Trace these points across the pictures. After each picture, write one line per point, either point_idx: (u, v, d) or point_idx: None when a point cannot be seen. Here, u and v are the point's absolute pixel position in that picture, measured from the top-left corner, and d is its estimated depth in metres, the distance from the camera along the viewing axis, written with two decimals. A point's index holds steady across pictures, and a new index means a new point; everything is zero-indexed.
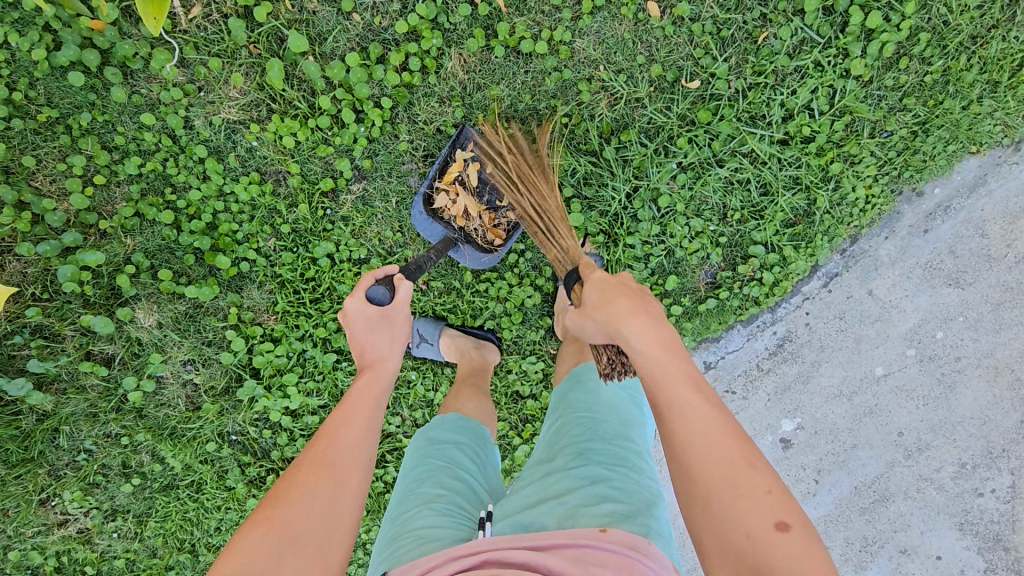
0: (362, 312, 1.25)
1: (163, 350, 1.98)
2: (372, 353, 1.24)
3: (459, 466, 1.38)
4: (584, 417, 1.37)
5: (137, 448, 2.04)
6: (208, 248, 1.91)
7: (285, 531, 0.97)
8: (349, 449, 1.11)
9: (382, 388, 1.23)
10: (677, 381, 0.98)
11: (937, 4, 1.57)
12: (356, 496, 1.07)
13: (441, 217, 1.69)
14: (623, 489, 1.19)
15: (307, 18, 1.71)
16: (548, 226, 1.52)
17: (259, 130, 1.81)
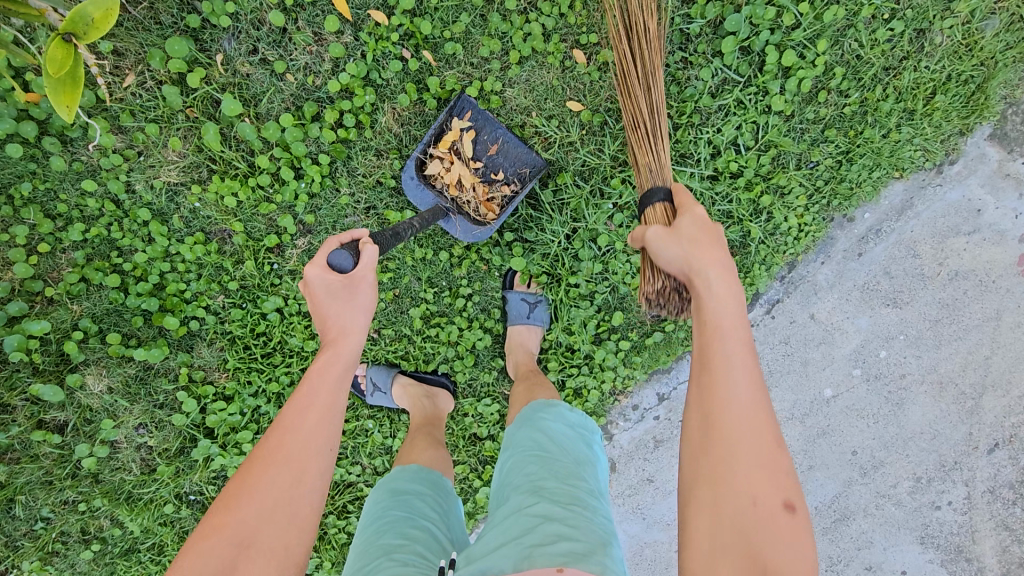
0: (320, 285, 1.11)
1: (115, 415, 1.96)
2: (333, 327, 1.12)
3: (419, 516, 1.31)
4: (537, 455, 1.29)
5: (95, 513, 2.01)
6: (156, 309, 1.91)
7: (238, 533, 0.94)
8: (307, 439, 1.02)
9: (347, 367, 1.12)
10: (733, 336, 0.96)
11: (848, 40, 1.62)
12: (314, 489, 1.01)
13: (433, 184, 1.67)
14: (579, 527, 1.10)
15: (241, 81, 1.73)
16: (654, 130, 1.41)
17: (201, 191, 1.83)
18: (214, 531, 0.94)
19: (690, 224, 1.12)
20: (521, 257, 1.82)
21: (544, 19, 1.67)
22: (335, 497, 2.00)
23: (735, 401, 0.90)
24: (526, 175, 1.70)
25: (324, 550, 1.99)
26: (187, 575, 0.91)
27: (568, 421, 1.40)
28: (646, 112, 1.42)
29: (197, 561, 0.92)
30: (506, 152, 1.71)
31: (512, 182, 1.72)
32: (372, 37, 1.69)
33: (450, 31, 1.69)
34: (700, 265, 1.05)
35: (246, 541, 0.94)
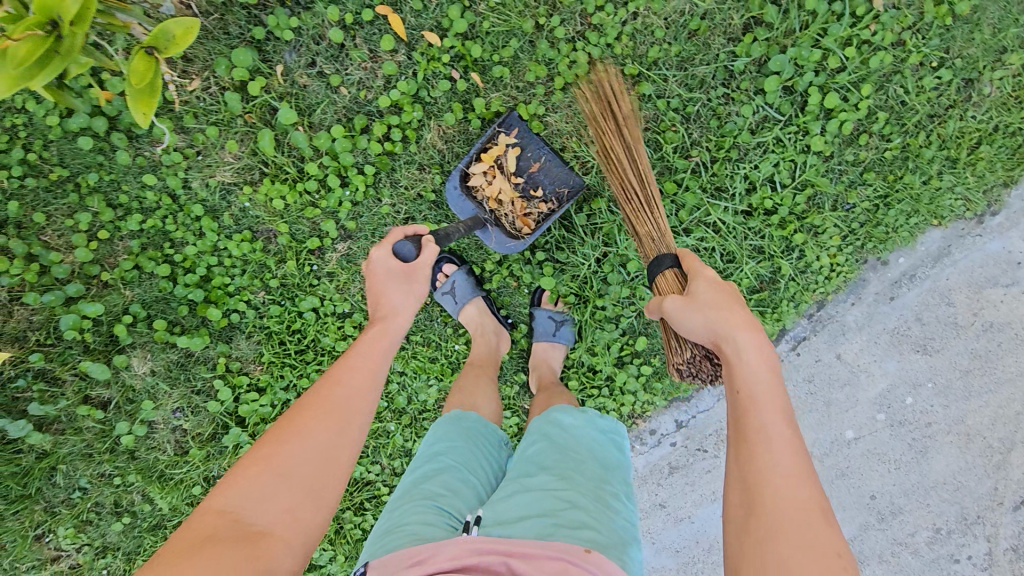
0: (382, 265, 1.29)
1: (155, 397, 2.06)
2: (385, 305, 1.28)
3: (464, 466, 1.35)
4: (570, 447, 1.35)
5: (128, 488, 2.12)
6: (201, 299, 2.02)
7: (283, 467, 1.03)
8: (352, 397, 1.14)
9: (392, 343, 1.27)
10: (770, 403, 1.05)
11: (894, 86, 1.62)
12: (353, 443, 1.11)
13: (473, 195, 1.72)
14: (601, 520, 1.18)
15: (297, 92, 1.83)
16: (649, 198, 1.57)
17: (252, 192, 1.92)
18: (261, 460, 1.03)
19: (707, 291, 1.23)
20: (550, 277, 1.86)
21: (590, 49, 1.72)
22: (353, 494, 2.04)
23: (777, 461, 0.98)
24: (565, 194, 1.73)
25: (339, 544, 2.03)
26: (231, 498, 0.99)
27: (600, 429, 1.42)
28: (635, 179, 1.60)
29: (240, 487, 1.00)
30: (547, 171, 1.75)
31: (551, 201, 1.75)
32: (424, 57, 1.77)
33: (498, 55, 1.76)
34: (732, 325, 1.14)
35: (289, 475, 1.03)
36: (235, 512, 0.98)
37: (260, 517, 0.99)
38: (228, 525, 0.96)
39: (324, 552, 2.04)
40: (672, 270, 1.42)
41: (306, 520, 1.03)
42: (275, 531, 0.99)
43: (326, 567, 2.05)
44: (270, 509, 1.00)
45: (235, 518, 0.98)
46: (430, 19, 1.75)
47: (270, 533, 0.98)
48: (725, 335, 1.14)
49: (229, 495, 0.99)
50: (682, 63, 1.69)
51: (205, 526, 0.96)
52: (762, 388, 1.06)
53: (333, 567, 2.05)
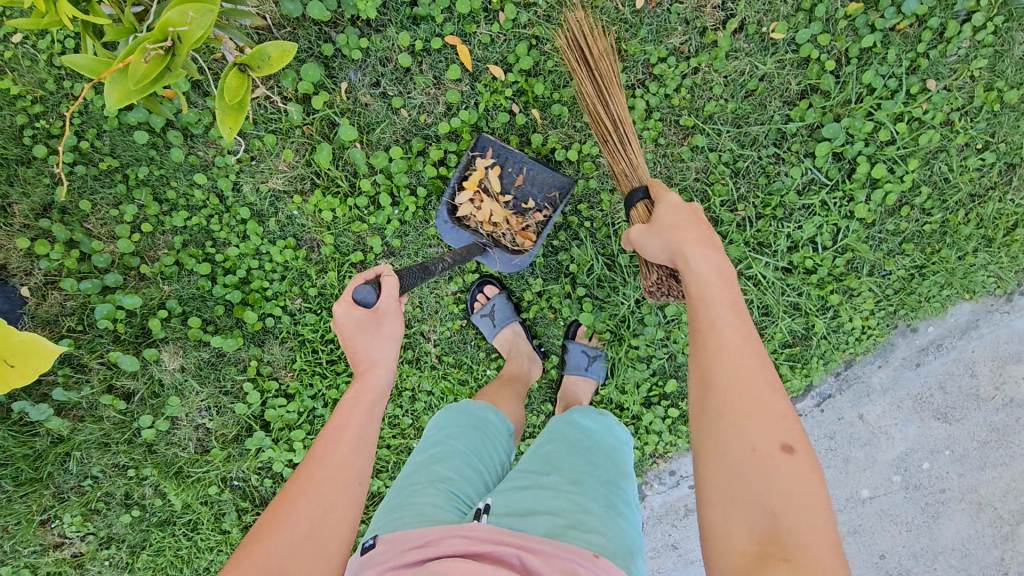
0: (347, 320, 1.12)
1: (181, 393, 2.07)
2: (362, 359, 1.14)
3: (474, 453, 1.32)
4: (582, 450, 1.30)
5: (142, 481, 2.12)
6: (238, 301, 2.04)
7: (271, 564, 0.91)
8: (338, 469, 1.02)
9: (376, 396, 1.13)
10: (717, 300, 1.08)
11: (939, 163, 1.68)
12: (347, 518, 1.00)
13: (467, 224, 1.75)
14: (611, 530, 1.09)
15: (359, 109, 1.87)
16: (622, 136, 1.57)
17: (301, 201, 1.96)
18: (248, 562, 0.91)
19: (666, 211, 1.26)
20: (586, 312, 1.89)
21: (649, 97, 1.76)
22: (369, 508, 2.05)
23: (723, 351, 1.00)
24: (556, 198, 1.77)
25: None
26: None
27: (617, 437, 1.39)
28: (610, 121, 1.60)
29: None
30: (531, 181, 1.79)
31: (543, 208, 1.79)
32: (486, 89, 1.82)
33: (558, 94, 1.80)
34: (685, 240, 1.17)
35: (285, 556, 0.93)
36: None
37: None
38: None
39: None
40: (644, 201, 1.44)
41: None
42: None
43: None
44: None
45: None
46: (496, 54, 1.80)
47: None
48: (681, 253, 1.16)
49: None
50: (737, 120, 1.75)
51: None
52: (716, 299, 1.08)
53: None
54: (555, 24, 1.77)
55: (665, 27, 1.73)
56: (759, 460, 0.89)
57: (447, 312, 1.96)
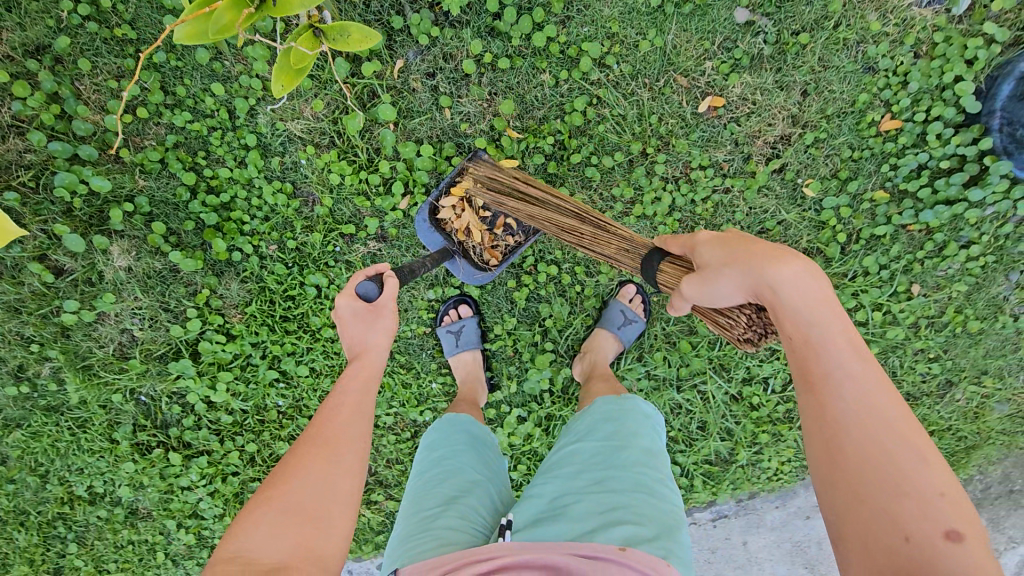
0: (348, 309, 1.26)
1: (118, 292, 1.97)
2: (357, 345, 1.25)
3: (472, 468, 1.44)
4: (600, 441, 1.43)
5: (42, 360, 2.00)
6: (212, 224, 1.95)
7: (285, 503, 0.96)
8: (342, 428, 1.09)
9: (372, 377, 1.23)
10: (827, 332, 0.93)
11: (894, 357, 1.79)
12: (354, 468, 1.05)
13: (443, 228, 1.78)
14: (643, 514, 1.21)
15: (405, 92, 1.82)
16: (593, 230, 1.62)
17: (314, 154, 1.90)
18: (263, 503, 0.96)
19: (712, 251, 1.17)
20: (545, 367, 1.92)
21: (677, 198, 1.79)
22: (269, 468, 2.05)
23: (843, 400, 0.87)
24: (529, 231, 1.78)
25: (234, 507, 2.07)
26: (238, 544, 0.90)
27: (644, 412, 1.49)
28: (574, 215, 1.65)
29: (246, 532, 0.92)
30: None
31: (516, 234, 1.81)
32: (534, 126, 1.81)
33: (598, 158, 1.80)
34: (762, 261, 1.02)
35: (296, 513, 0.95)
36: (244, 556, 0.89)
37: (273, 554, 0.90)
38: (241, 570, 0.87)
39: (215, 507, 2.07)
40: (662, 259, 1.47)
41: (322, 550, 0.94)
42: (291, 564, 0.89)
43: (210, 520, 2.10)
44: (284, 544, 0.91)
45: (247, 561, 0.88)
46: (554, 98, 1.79)
47: (289, 565, 0.89)
48: (761, 279, 1.01)
49: (234, 541, 0.91)
50: None
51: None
52: (825, 344, 0.92)
53: (217, 523, 2.10)
54: (620, 94, 1.78)
55: (716, 141, 1.78)
56: (906, 495, 0.78)
57: (416, 315, 1.96)
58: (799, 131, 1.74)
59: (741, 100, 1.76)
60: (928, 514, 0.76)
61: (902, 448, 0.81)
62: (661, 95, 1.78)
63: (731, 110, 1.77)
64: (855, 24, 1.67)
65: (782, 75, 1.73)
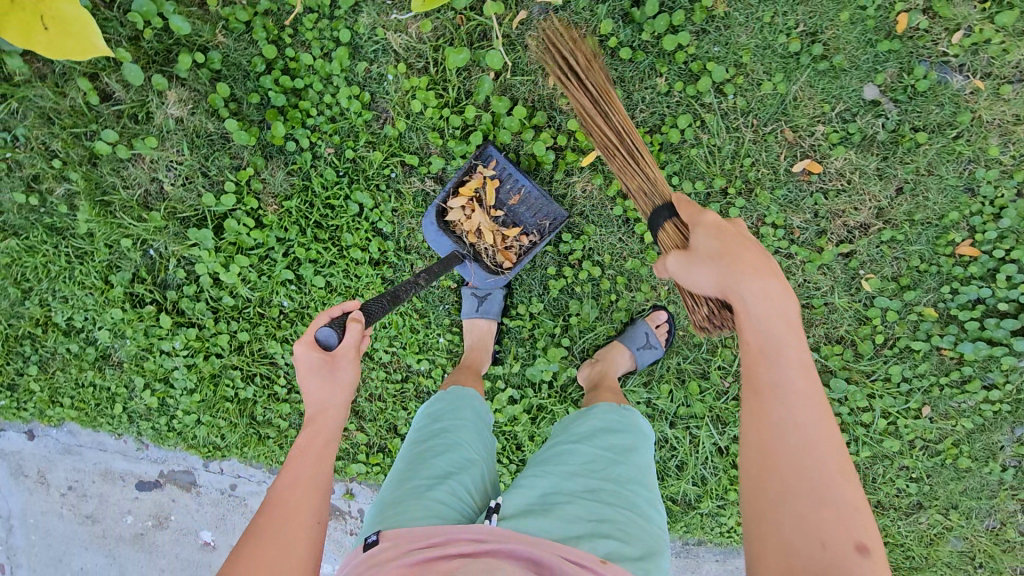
0: (305, 360, 1.24)
1: (160, 139, 1.89)
2: (313, 406, 1.25)
3: (467, 447, 1.46)
4: (598, 453, 1.50)
5: (61, 179, 1.95)
6: (276, 106, 1.87)
7: None
8: (296, 507, 1.12)
9: (328, 438, 1.26)
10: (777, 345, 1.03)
11: (879, 465, 1.82)
12: (308, 552, 1.10)
13: (453, 230, 1.72)
14: (626, 533, 1.29)
15: (517, 46, 1.75)
16: (632, 149, 1.53)
17: (403, 74, 1.82)
18: None
19: (705, 240, 1.19)
20: (554, 361, 1.90)
21: None
22: (252, 362, 2.02)
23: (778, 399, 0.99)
24: (545, 228, 1.75)
25: (205, 387, 2.04)
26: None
27: (642, 432, 1.59)
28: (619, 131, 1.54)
29: None
30: (526, 203, 1.77)
31: (530, 234, 1.77)
32: (630, 126, 1.76)
33: (678, 179, 1.77)
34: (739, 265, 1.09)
35: None
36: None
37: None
38: None
39: (187, 381, 2.05)
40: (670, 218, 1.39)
41: None
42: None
43: (176, 391, 2.07)
44: None
45: None
46: (660, 105, 1.74)
47: None
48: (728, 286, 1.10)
49: None
50: None
51: None
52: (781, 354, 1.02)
53: (181, 397, 2.07)
54: (725, 125, 1.73)
55: (797, 205, 1.75)
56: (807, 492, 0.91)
57: None
58: (879, 225, 1.72)
59: (837, 174, 1.73)
60: (842, 520, 0.88)
61: (816, 445, 0.94)
62: (763, 141, 1.74)
63: (824, 180, 1.74)
64: (975, 142, 1.64)
65: (887, 165, 1.70)
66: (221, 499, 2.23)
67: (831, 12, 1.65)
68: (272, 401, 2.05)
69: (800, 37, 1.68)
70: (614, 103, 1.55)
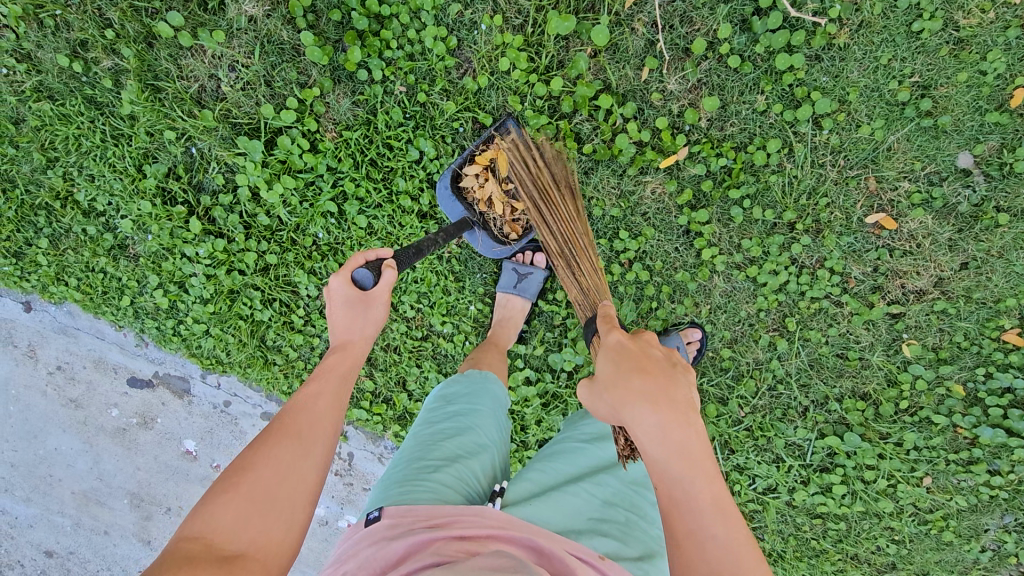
0: (338, 291, 1.19)
1: (229, 36, 1.80)
2: (340, 332, 1.19)
3: (479, 430, 1.35)
4: (606, 452, 1.42)
5: (112, 52, 1.83)
6: (357, 28, 1.75)
7: (250, 490, 0.92)
8: (315, 420, 1.06)
9: (353, 368, 1.19)
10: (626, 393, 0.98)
11: (867, 522, 1.85)
12: (321, 464, 1.02)
13: (465, 197, 1.73)
14: (626, 534, 1.23)
15: (623, 28, 1.68)
16: (569, 256, 1.60)
17: (497, 27, 1.72)
18: (223, 489, 0.92)
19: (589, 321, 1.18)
20: (580, 354, 1.88)
21: (791, 282, 1.75)
22: (274, 285, 1.96)
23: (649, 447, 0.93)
24: None
25: (221, 301, 1.98)
26: (202, 523, 0.88)
27: None
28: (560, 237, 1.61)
29: (209, 512, 0.89)
30: None
31: None
32: (716, 138, 1.70)
33: (750, 203, 1.73)
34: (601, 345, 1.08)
35: (255, 497, 0.92)
36: (208, 540, 0.87)
37: (235, 538, 0.88)
38: (203, 550, 0.85)
39: (202, 290, 1.99)
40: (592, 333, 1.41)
41: (278, 544, 0.92)
42: (251, 553, 0.88)
43: (189, 298, 2.00)
44: (245, 530, 0.89)
45: (209, 543, 0.86)
46: (752, 123, 1.68)
47: (246, 554, 0.87)
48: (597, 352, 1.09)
49: (200, 519, 0.88)
50: (813, 361, 1.80)
51: (177, 554, 0.84)
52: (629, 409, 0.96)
53: (193, 305, 2.00)
54: (811, 159, 1.68)
55: (859, 256, 1.73)
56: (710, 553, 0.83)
57: None
58: (934, 294, 1.71)
59: (907, 235, 1.70)
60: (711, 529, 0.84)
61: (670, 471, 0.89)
62: (843, 184, 1.70)
63: (894, 238, 1.71)
64: None
65: (960, 238, 1.67)
66: (211, 413, 2.21)
67: (950, 69, 1.59)
68: (285, 330, 1.99)
69: (912, 87, 1.62)
70: (555, 207, 1.61)
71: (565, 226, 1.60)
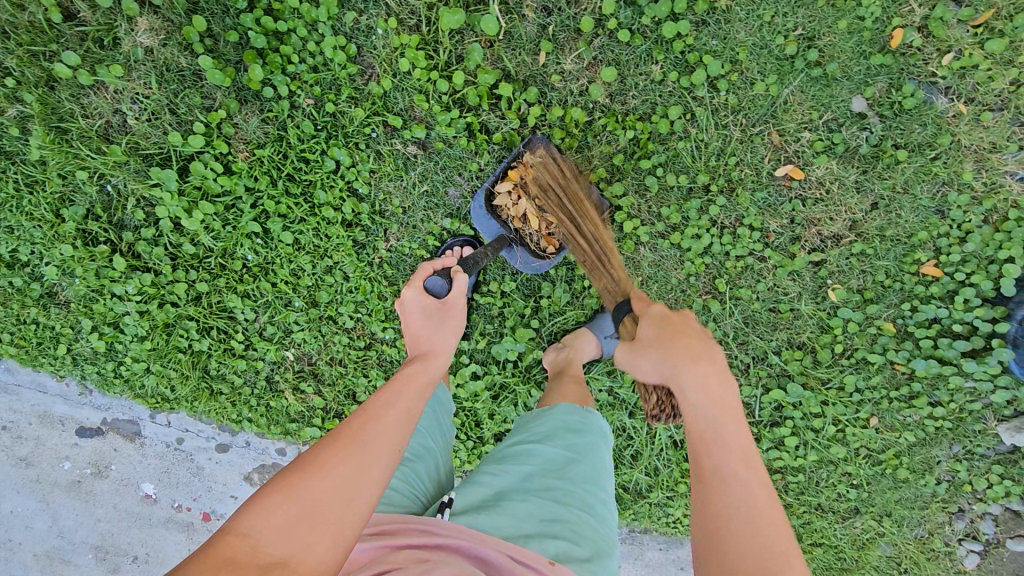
0: (414, 303, 1.20)
1: (128, 69, 1.80)
2: (421, 347, 1.14)
3: (427, 433, 1.39)
4: (561, 450, 1.35)
5: (14, 99, 1.81)
6: (255, 47, 1.77)
7: (301, 500, 0.78)
8: (384, 431, 0.91)
9: (429, 383, 1.08)
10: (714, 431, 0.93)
11: (824, 470, 1.87)
12: (379, 481, 0.86)
13: (498, 214, 1.67)
14: (579, 534, 1.17)
15: (514, 16, 1.72)
16: (600, 254, 1.60)
17: (393, 29, 1.75)
18: (281, 489, 0.79)
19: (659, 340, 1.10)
20: (520, 341, 1.89)
21: (714, 243, 1.78)
22: (209, 313, 1.95)
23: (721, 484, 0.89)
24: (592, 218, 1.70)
25: (157, 335, 1.96)
26: (250, 521, 0.76)
27: (600, 427, 1.45)
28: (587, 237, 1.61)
29: (261, 513, 0.77)
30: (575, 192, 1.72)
31: None
32: (620, 112, 1.74)
33: (662, 171, 1.76)
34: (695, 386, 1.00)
35: (306, 509, 0.78)
36: (255, 539, 0.75)
37: (276, 548, 0.75)
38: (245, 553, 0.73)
39: (137, 328, 1.96)
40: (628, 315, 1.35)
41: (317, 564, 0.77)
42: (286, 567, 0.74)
43: (125, 337, 1.97)
44: (294, 538, 0.76)
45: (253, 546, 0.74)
46: (652, 93, 1.72)
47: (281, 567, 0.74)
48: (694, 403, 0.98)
49: (250, 517, 0.77)
50: (747, 318, 1.82)
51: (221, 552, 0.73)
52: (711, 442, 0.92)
53: (130, 344, 1.98)
54: (714, 121, 1.72)
55: (775, 210, 1.76)
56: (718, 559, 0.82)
57: (420, 237, 1.87)
58: (851, 237, 1.75)
59: (817, 183, 1.74)
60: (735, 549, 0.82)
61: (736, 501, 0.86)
62: (749, 141, 1.74)
63: (804, 187, 1.75)
64: (951, 164, 1.68)
65: (865, 179, 1.72)
66: (165, 453, 2.17)
67: (830, 18, 1.65)
68: (226, 357, 1.97)
69: (798, 40, 1.67)
70: (592, 215, 1.64)
71: (596, 227, 1.61)
